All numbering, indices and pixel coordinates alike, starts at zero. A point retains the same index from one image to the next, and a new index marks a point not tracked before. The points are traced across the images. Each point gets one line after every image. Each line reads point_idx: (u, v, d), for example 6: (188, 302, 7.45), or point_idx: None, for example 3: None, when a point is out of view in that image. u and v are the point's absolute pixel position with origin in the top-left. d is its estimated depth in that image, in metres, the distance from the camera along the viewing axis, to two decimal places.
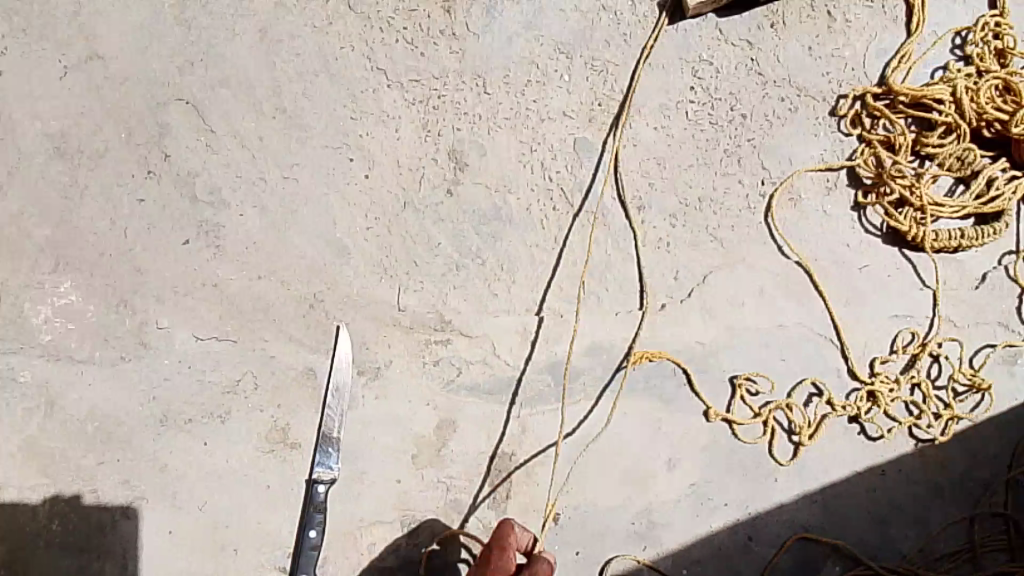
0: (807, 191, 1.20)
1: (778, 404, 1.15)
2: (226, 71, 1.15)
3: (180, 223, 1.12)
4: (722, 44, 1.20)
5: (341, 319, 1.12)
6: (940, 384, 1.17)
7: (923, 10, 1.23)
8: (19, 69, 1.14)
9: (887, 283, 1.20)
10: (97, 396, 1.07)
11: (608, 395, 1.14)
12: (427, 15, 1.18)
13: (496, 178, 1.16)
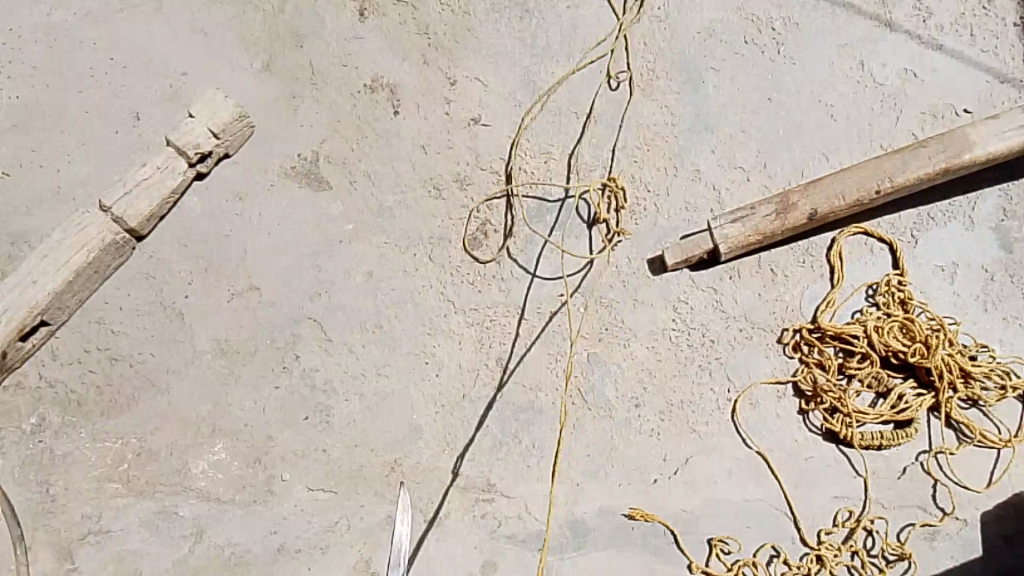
0: (763, 400, 1.60)
1: (746, 561, 1.50)
2: (342, 299, 1.65)
3: (301, 405, 1.58)
4: (694, 290, 1.67)
5: (414, 478, 1.54)
6: (874, 553, 1.51)
7: (843, 269, 1.69)
8: (199, 296, 1.64)
9: (828, 470, 1.56)
10: (235, 530, 1.51)
11: (612, 547, 1.51)
12: (483, 264, 1.69)
13: (530, 380, 1.60)
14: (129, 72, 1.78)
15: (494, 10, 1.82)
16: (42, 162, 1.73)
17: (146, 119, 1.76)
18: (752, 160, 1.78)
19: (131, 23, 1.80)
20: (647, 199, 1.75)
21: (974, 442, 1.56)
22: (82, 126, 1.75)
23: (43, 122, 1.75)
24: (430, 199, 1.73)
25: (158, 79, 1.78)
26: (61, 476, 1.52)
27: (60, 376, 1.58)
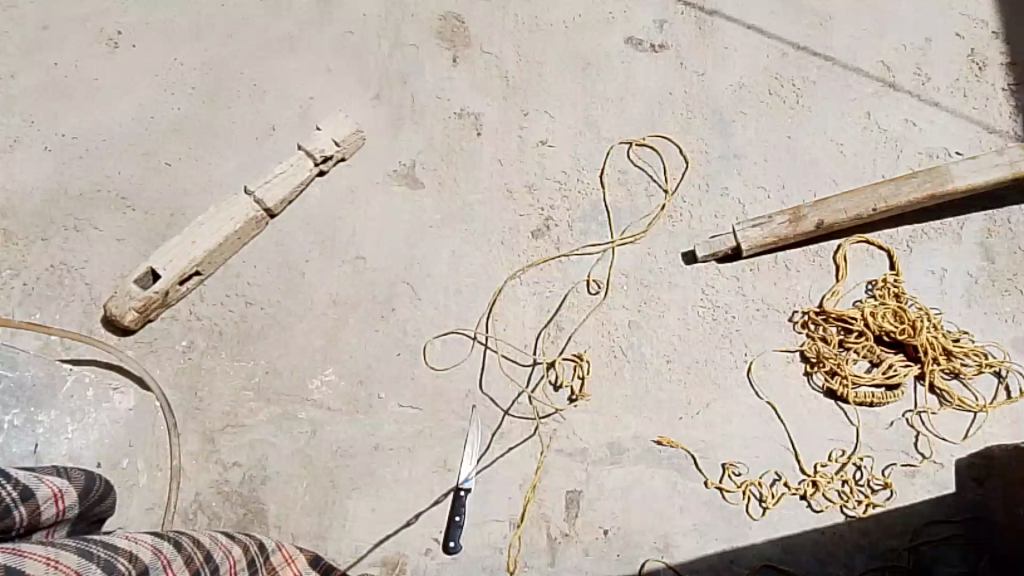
0: (772, 360, 1.94)
1: (753, 481, 1.81)
2: (434, 268, 2.07)
3: (397, 343, 1.97)
4: (720, 277, 2.04)
5: (484, 403, 1.90)
6: (862, 482, 1.80)
7: (847, 268, 2.04)
8: (322, 259, 2.08)
9: (827, 418, 1.87)
10: (339, 432, 1.86)
11: (643, 466, 1.83)
12: (548, 249, 2.10)
13: (582, 336, 1.98)
14: (271, 98, 2.29)
15: (563, 64, 2.34)
16: (199, 159, 2.21)
17: (281, 131, 2.24)
18: (770, 181, 2.18)
19: (278, 63, 2.32)
20: (682, 206, 2.15)
21: (953, 405, 1.87)
22: (233, 135, 2.24)
23: (202, 130, 2.24)
24: (508, 199, 2.17)
25: (296, 103, 2.28)
26: (207, 383, 1.92)
27: (208, 311, 2.00)
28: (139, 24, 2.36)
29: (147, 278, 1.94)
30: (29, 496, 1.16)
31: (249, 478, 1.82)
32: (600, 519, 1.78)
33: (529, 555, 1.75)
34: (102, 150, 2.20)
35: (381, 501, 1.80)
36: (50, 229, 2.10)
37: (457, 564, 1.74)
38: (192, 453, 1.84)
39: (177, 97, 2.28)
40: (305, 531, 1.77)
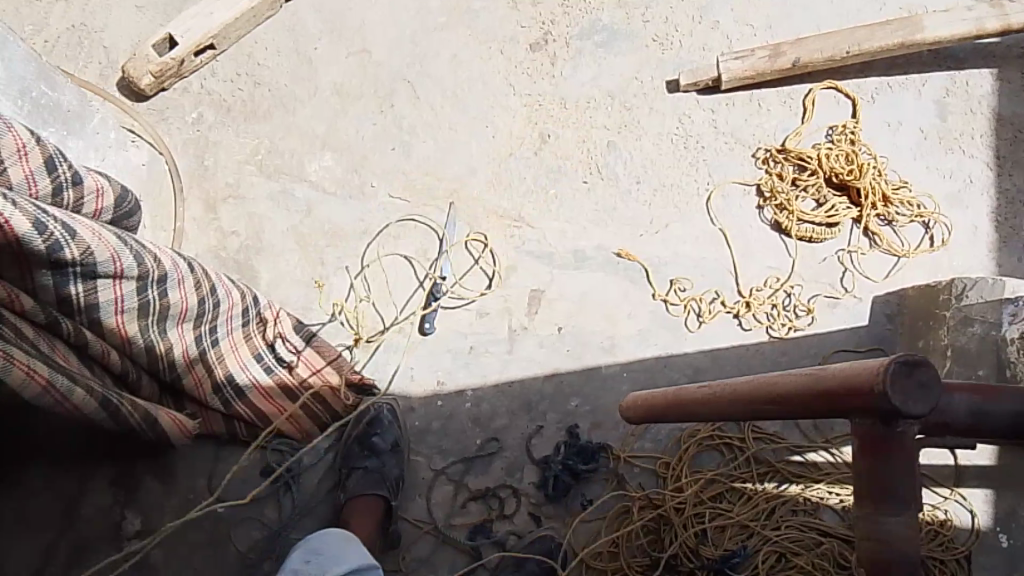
0: (731, 191, 2.12)
1: (696, 296, 2.03)
2: (430, 70, 2.18)
3: (390, 139, 2.12)
4: (696, 108, 2.18)
5: (465, 203, 2.08)
6: (789, 308, 2.03)
7: (813, 112, 2.18)
8: (326, 51, 2.18)
9: (769, 248, 2.08)
10: (332, 215, 2.06)
11: (601, 274, 2.04)
12: (541, 64, 2.20)
13: (563, 151, 2.14)
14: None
15: None
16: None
17: None
18: (759, 19, 2.25)
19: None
20: (674, 35, 2.24)
21: (881, 249, 2.09)
22: None
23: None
24: (508, 9, 2.24)
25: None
26: (213, 154, 2.09)
27: (217, 86, 2.14)
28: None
29: (165, 45, 2.08)
30: (80, 182, 1.33)
31: (247, 246, 2.02)
32: (556, 315, 2.01)
33: (488, 341, 1.99)
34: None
35: (363, 279, 2.01)
36: None
37: (425, 342, 1.98)
38: (196, 216, 2.03)
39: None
40: (294, 299, 1.99)
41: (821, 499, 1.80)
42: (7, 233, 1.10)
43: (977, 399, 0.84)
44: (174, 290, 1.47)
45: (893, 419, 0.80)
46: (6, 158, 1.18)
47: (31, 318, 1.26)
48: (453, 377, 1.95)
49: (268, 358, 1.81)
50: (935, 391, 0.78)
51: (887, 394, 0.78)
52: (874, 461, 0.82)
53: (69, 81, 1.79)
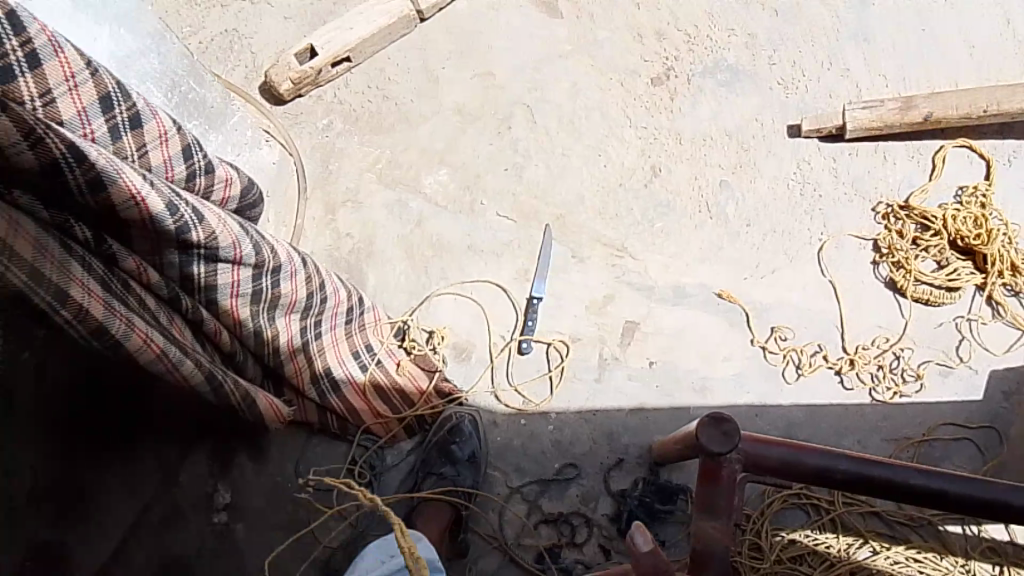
0: (846, 243, 2.05)
1: (797, 347, 1.97)
2: (551, 95, 2.22)
3: (504, 160, 2.17)
4: (817, 156, 2.13)
5: (571, 229, 2.10)
6: (896, 371, 1.94)
7: (943, 170, 2.09)
8: (452, 69, 2.26)
9: (881, 307, 2.00)
10: (443, 227, 2.12)
11: (700, 314, 2.01)
12: (660, 98, 2.21)
13: (674, 186, 2.13)
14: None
15: None
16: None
17: None
18: (893, 69, 2.18)
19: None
20: (801, 80, 2.19)
21: (1004, 320, 1.97)
22: None
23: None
24: (633, 41, 2.26)
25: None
26: (338, 159, 2.19)
27: (348, 96, 2.26)
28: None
29: (305, 54, 2.21)
30: (213, 171, 1.40)
31: (360, 251, 2.10)
32: (649, 350, 1.99)
33: (578, 367, 1.99)
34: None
35: (465, 293, 2.06)
36: None
37: (517, 361, 2.01)
38: (315, 216, 2.14)
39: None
40: (397, 305, 2.06)
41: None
42: (142, 211, 1.13)
43: (786, 452, 1.27)
44: (284, 281, 1.55)
45: (716, 457, 1.27)
46: (148, 143, 1.26)
47: (157, 291, 1.32)
48: (540, 398, 1.97)
49: (364, 357, 1.89)
50: (733, 437, 1.26)
51: (701, 437, 1.27)
52: (709, 486, 1.27)
53: (215, 80, 1.93)
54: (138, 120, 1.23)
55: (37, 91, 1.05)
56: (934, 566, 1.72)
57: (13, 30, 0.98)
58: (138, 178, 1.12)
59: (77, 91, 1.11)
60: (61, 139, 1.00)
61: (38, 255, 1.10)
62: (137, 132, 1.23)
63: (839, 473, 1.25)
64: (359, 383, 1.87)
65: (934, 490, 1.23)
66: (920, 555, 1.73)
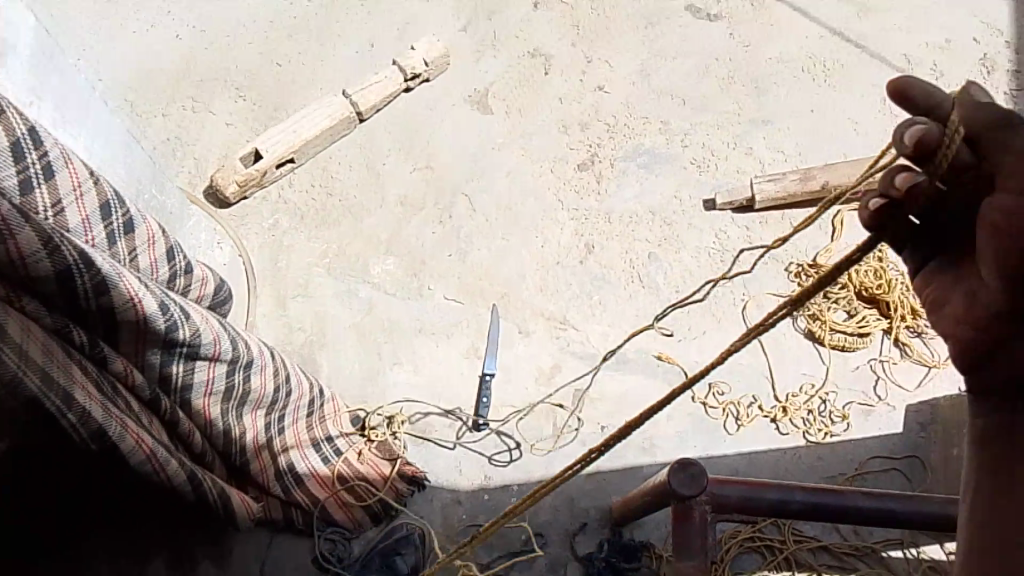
0: (766, 301, 2.25)
1: (734, 400, 2.12)
2: (486, 185, 2.39)
3: (447, 246, 2.30)
4: (732, 224, 2.34)
5: (515, 307, 2.23)
6: (824, 414, 2.09)
7: (842, 231, 2.33)
8: (392, 166, 2.42)
9: (804, 357, 2.18)
10: (393, 313, 2.21)
11: (642, 376, 2.14)
12: (587, 182, 2.40)
13: (606, 261, 2.29)
14: (375, 15, 2.69)
15: (628, 23, 2.67)
16: (305, 62, 2.60)
17: (380, 48, 2.62)
18: (790, 145, 2.45)
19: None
20: (711, 159, 2.43)
21: (913, 360, 2.17)
22: (341, 51, 2.62)
23: (309, 39, 2.65)
24: (558, 133, 2.47)
25: (393, 24, 2.67)
26: (286, 255, 2.28)
27: (293, 195, 2.37)
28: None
29: (251, 157, 2.32)
30: (191, 272, 1.50)
31: (313, 341, 2.17)
32: (598, 414, 2.10)
33: (533, 437, 2.07)
34: (226, 45, 2.63)
35: (418, 375, 2.14)
36: (171, 105, 2.51)
37: (473, 437, 2.07)
38: (267, 311, 2.19)
39: (296, 6, 2.70)
40: (352, 392, 2.12)
41: None
42: (139, 313, 1.19)
43: (744, 489, 1.37)
44: (254, 375, 1.62)
45: (683, 500, 1.33)
46: (139, 247, 1.32)
47: (140, 393, 1.35)
48: (499, 470, 2.03)
49: (326, 447, 1.92)
50: (699, 480, 1.32)
51: (670, 482, 1.33)
52: (681, 529, 1.33)
53: (173, 187, 2.01)
54: (133, 224, 1.30)
55: (49, 199, 1.12)
56: None
57: (34, 143, 1.08)
58: (136, 283, 1.19)
59: (82, 199, 1.18)
60: (74, 247, 1.08)
61: (40, 354, 1.13)
62: (131, 236, 1.30)
63: (795, 504, 1.37)
64: (322, 474, 1.89)
65: (882, 510, 1.38)
66: None
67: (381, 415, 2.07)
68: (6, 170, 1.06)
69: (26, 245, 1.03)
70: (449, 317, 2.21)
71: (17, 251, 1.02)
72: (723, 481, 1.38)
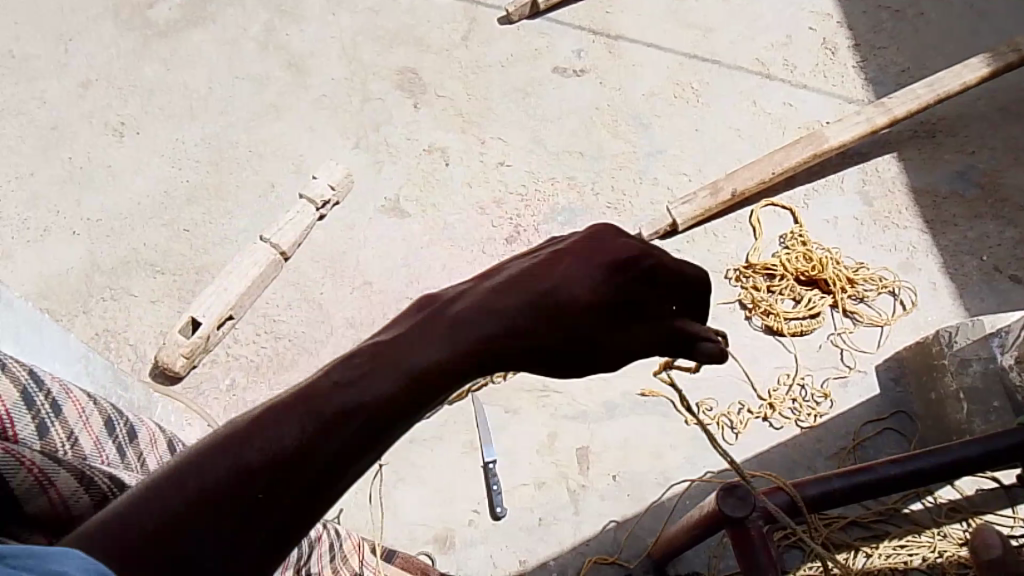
0: (719, 312, 2.36)
1: (724, 411, 2.19)
2: (428, 282, 2.43)
3: None
4: (664, 251, 2.46)
5: (494, 389, 2.26)
6: (808, 398, 2.19)
7: (762, 228, 2.49)
8: (332, 293, 2.42)
9: (770, 351, 2.29)
10: None
11: (635, 416, 2.20)
12: (520, 252, 2.48)
13: None
14: (266, 157, 2.72)
15: (506, 98, 2.80)
16: (212, 220, 2.60)
17: (283, 186, 2.65)
18: (690, 167, 2.61)
19: (272, 126, 2.79)
20: (625, 199, 2.56)
21: (865, 323, 2.31)
22: (246, 199, 2.64)
23: (209, 196, 2.65)
24: (478, 215, 2.55)
25: (287, 161, 2.71)
26: (253, 412, 2.23)
27: (242, 350, 2.33)
28: (142, 115, 2.84)
29: (188, 327, 2.29)
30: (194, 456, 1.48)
31: None
32: (607, 466, 2.13)
33: (554, 507, 2.08)
34: (126, 227, 2.59)
35: (422, 484, 2.12)
36: (89, 300, 2.45)
37: (496, 527, 2.05)
38: None
39: (186, 170, 2.71)
40: (364, 523, 2.07)
41: (906, 562, 1.88)
42: None
43: (787, 492, 1.54)
44: None
45: (739, 521, 1.48)
46: (145, 450, 1.30)
47: None
48: (534, 552, 2.01)
49: None
50: (746, 498, 1.50)
51: (722, 507, 1.49)
52: (746, 548, 1.48)
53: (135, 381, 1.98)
54: (135, 431, 1.30)
55: (63, 433, 1.10)
56: (920, 547, 1.90)
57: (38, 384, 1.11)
58: None
59: (88, 424, 1.17)
60: (100, 476, 1.02)
61: None
62: (136, 443, 1.28)
63: (836, 490, 1.56)
64: None
65: (912, 471, 1.56)
66: (903, 541, 1.92)
67: (407, 537, 2.05)
68: (21, 415, 1.04)
69: (64, 487, 0.95)
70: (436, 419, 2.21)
71: (57, 495, 0.94)
72: (768, 490, 1.55)
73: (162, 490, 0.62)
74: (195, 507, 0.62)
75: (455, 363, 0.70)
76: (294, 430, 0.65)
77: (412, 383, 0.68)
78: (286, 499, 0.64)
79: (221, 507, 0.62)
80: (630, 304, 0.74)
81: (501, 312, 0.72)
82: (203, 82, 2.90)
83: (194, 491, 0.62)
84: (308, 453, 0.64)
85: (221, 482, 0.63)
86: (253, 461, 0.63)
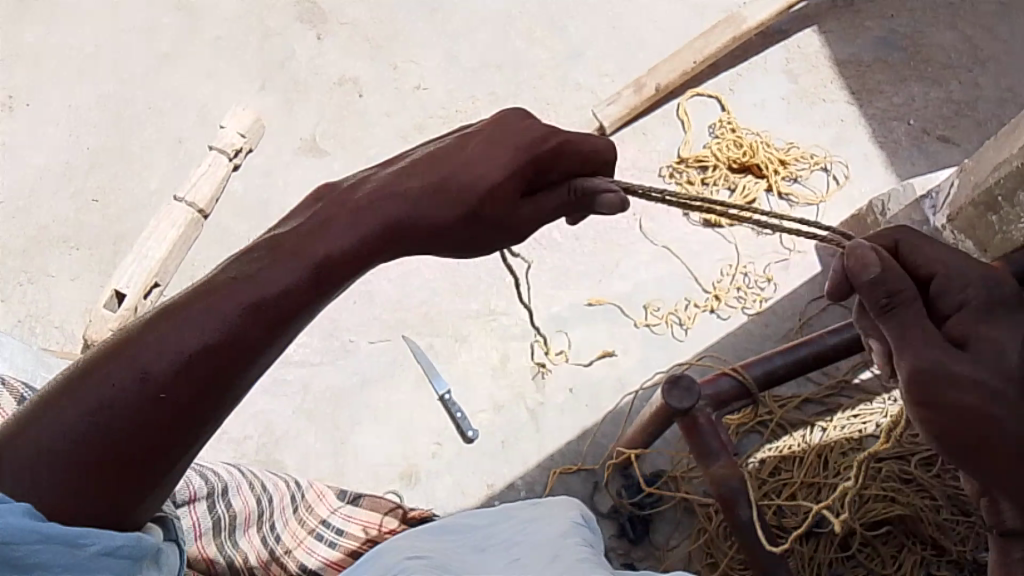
0: (657, 211, 2.32)
1: (672, 309, 2.19)
2: None
3: (347, 293, 2.26)
4: None
5: (438, 319, 2.22)
6: (752, 285, 2.19)
7: (691, 121, 2.44)
8: None
9: (711, 243, 2.27)
10: (329, 378, 2.15)
11: (584, 327, 2.18)
12: None
13: None
14: (170, 111, 2.58)
15: (415, 18, 2.67)
16: (123, 185, 2.47)
17: (191, 141, 2.52)
18: (612, 66, 2.54)
19: (172, 77, 2.63)
20: (549, 108, 2.49)
21: (801, 204, 2.31)
22: (153, 158, 2.50)
23: (115, 161, 2.51)
24: (401, 145, 2.46)
25: (192, 113, 2.57)
26: None
27: None
28: (29, 84, 2.66)
29: (114, 300, 2.19)
30: None
31: (266, 442, 2.09)
32: (562, 379, 2.12)
33: (514, 427, 2.07)
34: (32, 204, 2.46)
35: (381, 423, 2.09)
36: (5, 286, 2.33)
37: (459, 455, 2.05)
38: None
39: (86, 136, 2.55)
40: (327, 470, 2.05)
41: (861, 430, 1.91)
42: None
43: (733, 379, 1.54)
44: (234, 496, 1.52)
45: (686, 414, 1.48)
46: None
47: None
48: (498, 473, 2.02)
49: (329, 534, 1.66)
50: (691, 389, 1.48)
51: (670, 403, 1.48)
52: (695, 440, 1.48)
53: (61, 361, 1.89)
54: None
55: None
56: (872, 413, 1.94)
57: None
58: None
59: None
60: None
61: None
62: None
63: (779, 368, 1.56)
64: (335, 560, 1.58)
65: (850, 339, 1.56)
66: (856, 410, 1.95)
67: (372, 477, 2.04)
68: None
69: None
70: (384, 357, 2.17)
71: None
72: (712, 379, 1.54)
73: (102, 386, 0.82)
74: (113, 410, 0.81)
75: (354, 256, 0.92)
76: (209, 330, 0.84)
77: (315, 276, 0.90)
78: (216, 394, 0.85)
79: (135, 412, 0.82)
80: (453, 191, 0.98)
81: (377, 216, 0.95)
82: (89, 40, 2.71)
83: (119, 389, 0.82)
84: (221, 347, 0.84)
85: (157, 380, 0.82)
86: (179, 367, 0.83)
